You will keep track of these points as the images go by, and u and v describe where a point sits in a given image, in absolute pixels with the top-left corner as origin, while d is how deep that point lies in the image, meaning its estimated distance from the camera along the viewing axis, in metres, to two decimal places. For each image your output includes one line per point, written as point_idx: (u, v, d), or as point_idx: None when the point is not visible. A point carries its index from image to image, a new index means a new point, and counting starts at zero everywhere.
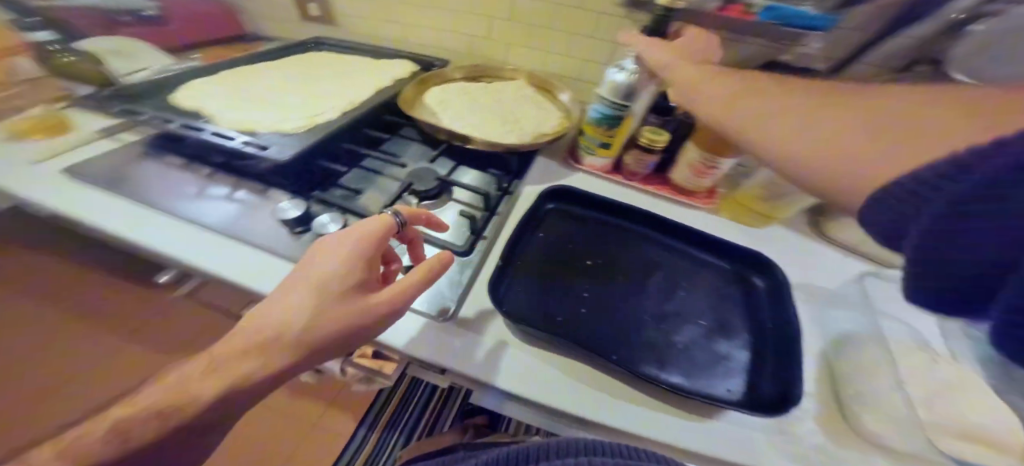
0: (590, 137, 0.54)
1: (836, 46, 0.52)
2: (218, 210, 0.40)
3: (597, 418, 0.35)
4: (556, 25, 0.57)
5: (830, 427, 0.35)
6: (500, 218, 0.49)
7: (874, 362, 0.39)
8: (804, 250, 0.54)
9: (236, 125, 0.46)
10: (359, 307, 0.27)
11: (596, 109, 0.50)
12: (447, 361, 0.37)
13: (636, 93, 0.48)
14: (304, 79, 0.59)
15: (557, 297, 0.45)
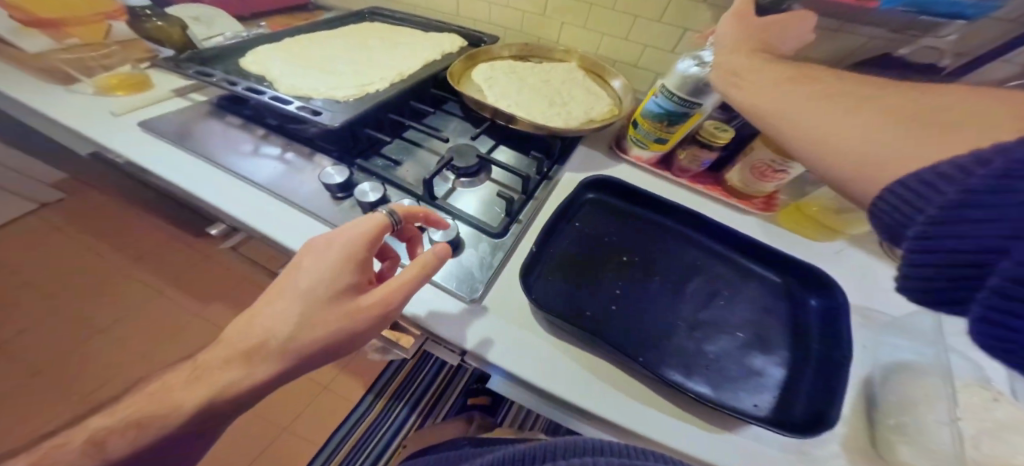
0: (642, 131, 0.50)
1: (971, 38, 0.46)
2: (269, 169, 0.47)
3: (610, 413, 0.37)
4: (619, 6, 0.52)
5: (857, 453, 0.35)
6: (534, 202, 0.49)
7: (927, 394, 0.36)
8: (864, 270, 0.49)
9: (290, 90, 0.52)
10: (347, 311, 0.31)
11: (655, 102, 0.46)
12: (471, 342, 0.39)
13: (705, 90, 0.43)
14: (357, 51, 0.63)
15: (587, 290, 0.44)
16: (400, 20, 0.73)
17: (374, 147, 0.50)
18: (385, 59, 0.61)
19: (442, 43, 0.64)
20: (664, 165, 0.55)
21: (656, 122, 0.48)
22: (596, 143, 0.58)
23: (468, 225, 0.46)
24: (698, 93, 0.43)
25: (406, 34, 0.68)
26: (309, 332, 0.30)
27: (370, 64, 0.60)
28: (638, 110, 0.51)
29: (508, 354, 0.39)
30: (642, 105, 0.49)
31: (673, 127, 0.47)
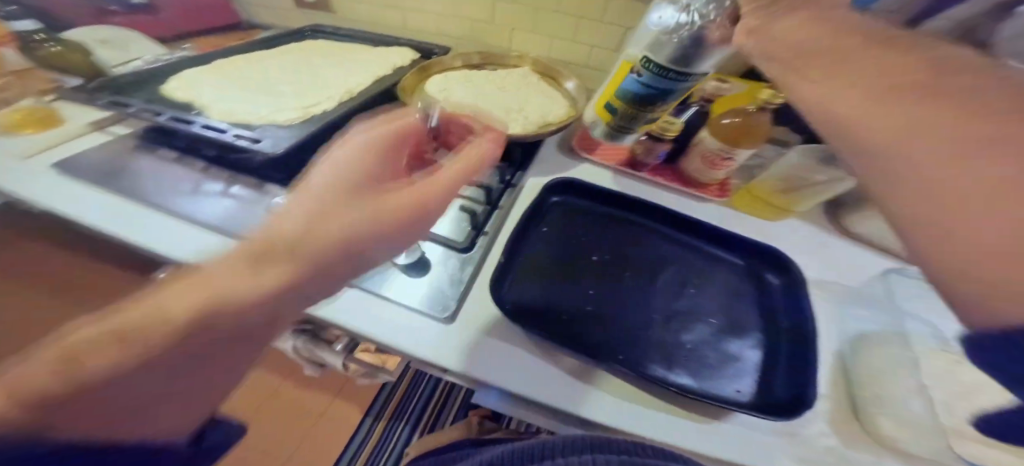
0: (620, 115, 0.46)
1: None
2: (213, 206, 0.44)
3: (601, 418, 0.37)
4: (562, 9, 0.53)
5: (841, 428, 0.37)
6: (500, 211, 0.49)
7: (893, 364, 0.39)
8: (821, 244, 0.52)
9: (224, 116, 0.49)
10: (382, 202, 0.29)
11: (641, 80, 0.41)
12: (448, 362, 0.38)
13: (704, 60, 0.39)
14: (298, 70, 0.61)
15: (563, 293, 0.44)
16: (342, 36, 0.71)
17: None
18: (333, 76, 0.59)
19: (391, 56, 0.62)
20: (624, 160, 0.56)
21: (640, 105, 0.43)
22: (556, 144, 0.58)
23: (434, 243, 0.45)
24: (696, 61, 0.39)
25: (353, 49, 0.66)
26: (325, 225, 0.26)
27: (314, 82, 0.57)
28: (611, 90, 0.45)
29: (490, 371, 0.38)
30: (619, 84, 0.44)
31: (659, 106, 0.43)
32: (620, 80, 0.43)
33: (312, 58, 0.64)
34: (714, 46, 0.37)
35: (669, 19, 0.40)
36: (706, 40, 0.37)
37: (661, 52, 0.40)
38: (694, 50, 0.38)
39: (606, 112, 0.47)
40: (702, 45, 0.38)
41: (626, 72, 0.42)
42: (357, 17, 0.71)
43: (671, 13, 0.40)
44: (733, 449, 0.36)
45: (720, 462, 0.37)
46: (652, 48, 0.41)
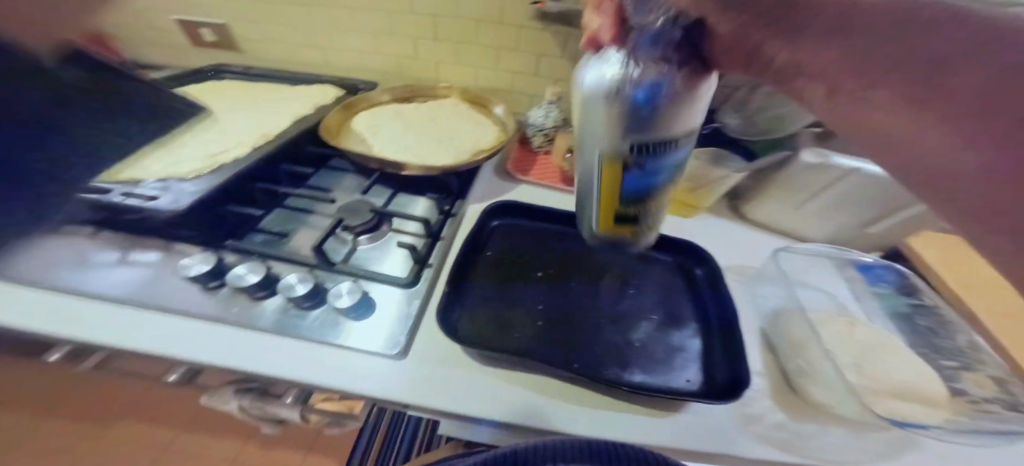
0: (641, 210, 0.32)
1: None
2: (120, 278, 0.43)
3: (569, 430, 0.38)
4: (482, 40, 0.57)
5: (781, 401, 0.43)
6: (442, 243, 0.50)
7: (803, 337, 0.46)
8: (725, 231, 0.60)
9: (119, 177, 0.48)
10: None
11: (651, 168, 0.28)
12: (404, 398, 0.37)
13: (700, 111, 0.26)
14: (214, 120, 0.60)
15: (514, 309, 0.46)
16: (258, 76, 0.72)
17: (251, 223, 0.49)
18: (259, 121, 0.58)
19: (315, 96, 0.64)
20: (556, 177, 0.59)
21: (659, 190, 0.30)
22: (493, 168, 0.60)
23: (378, 283, 0.45)
24: (692, 117, 0.26)
25: (279, 91, 0.66)
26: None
27: (236, 129, 0.57)
28: (611, 194, 0.31)
29: (449, 403, 0.37)
30: (619, 185, 0.29)
31: (676, 179, 0.31)
32: (619, 183, 0.29)
33: (237, 105, 0.63)
34: (699, 87, 0.25)
35: (608, 83, 0.26)
36: (699, 85, 0.25)
37: (646, 135, 0.26)
38: (684, 113, 0.26)
39: (613, 225, 0.33)
40: (697, 96, 0.26)
41: (620, 170, 0.28)
42: (283, 59, 0.72)
43: (609, 73, 0.26)
44: (693, 438, 0.39)
45: (691, 455, 0.39)
46: (627, 130, 0.26)
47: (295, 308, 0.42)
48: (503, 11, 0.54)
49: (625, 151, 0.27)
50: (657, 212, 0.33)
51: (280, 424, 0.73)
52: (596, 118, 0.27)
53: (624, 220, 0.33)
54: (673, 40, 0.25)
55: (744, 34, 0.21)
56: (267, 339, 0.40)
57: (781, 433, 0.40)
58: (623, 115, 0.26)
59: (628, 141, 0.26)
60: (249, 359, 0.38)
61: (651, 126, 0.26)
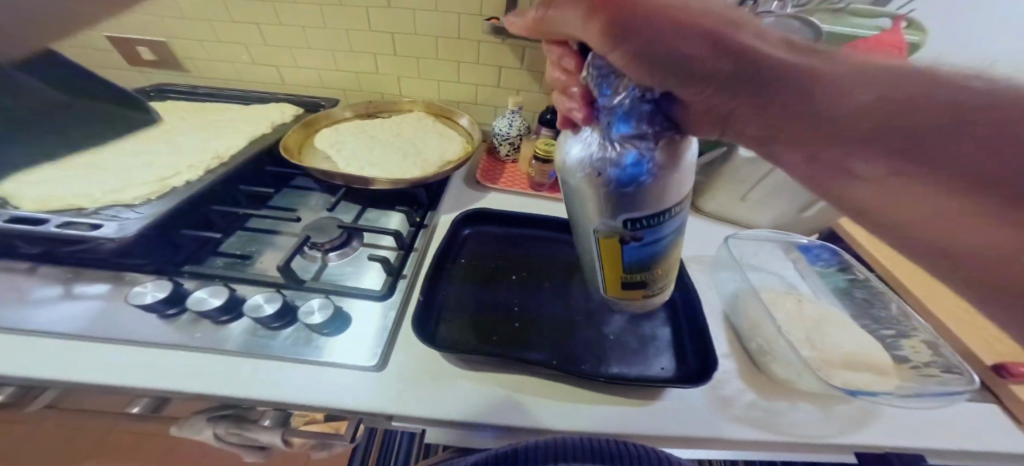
0: (648, 269, 0.38)
1: None
2: (69, 312, 0.42)
3: (553, 425, 0.39)
4: (439, 55, 0.59)
5: (750, 380, 0.46)
6: (416, 254, 0.51)
7: (760, 317, 0.50)
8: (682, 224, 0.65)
9: (63, 207, 0.46)
10: None
11: (648, 236, 0.34)
12: (389, 408, 0.38)
13: (683, 180, 0.32)
14: (166, 142, 0.59)
15: (490, 312, 0.47)
16: (210, 97, 0.70)
17: (211, 246, 0.49)
18: (217, 143, 0.57)
19: (273, 115, 0.64)
20: (524, 183, 0.61)
21: (660, 252, 0.36)
22: (462, 178, 0.62)
23: (352, 297, 0.45)
24: (678, 178, 0.31)
25: (237, 111, 0.65)
26: None
27: (192, 152, 0.56)
28: (615, 261, 0.37)
29: (437, 412, 0.38)
30: (622, 253, 0.36)
31: (675, 236, 0.36)
32: (621, 251, 0.36)
33: (192, 128, 0.62)
34: (679, 154, 0.30)
35: (591, 163, 0.31)
36: (678, 151, 0.30)
37: (635, 211, 0.32)
38: (668, 184, 0.31)
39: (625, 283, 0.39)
40: (677, 165, 0.31)
41: (619, 242, 0.35)
42: (241, 78, 0.71)
43: (587, 152, 0.31)
44: (674, 423, 0.41)
45: (671, 439, 0.41)
46: (618, 209, 0.32)
47: (264, 328, 0.42)
48: (459, 27, 0.56)
49: (621, 225, 0.33)
50: (665, 268, 0.39)
51: (262, 450, 0.72)
52: (587, 197, 0.33)
53: (635, 280, 0.39)
54: (648, 115, 0.28)
55: (714, 101, 0.28)
56: (238, 362, 0.39)
57: (750, 409, 0.43)
58: (610, 194, 0.31)
59: (620, 217, 0.33)
60: (221, 384, 0.37)
61: (638, 202, 0.31)
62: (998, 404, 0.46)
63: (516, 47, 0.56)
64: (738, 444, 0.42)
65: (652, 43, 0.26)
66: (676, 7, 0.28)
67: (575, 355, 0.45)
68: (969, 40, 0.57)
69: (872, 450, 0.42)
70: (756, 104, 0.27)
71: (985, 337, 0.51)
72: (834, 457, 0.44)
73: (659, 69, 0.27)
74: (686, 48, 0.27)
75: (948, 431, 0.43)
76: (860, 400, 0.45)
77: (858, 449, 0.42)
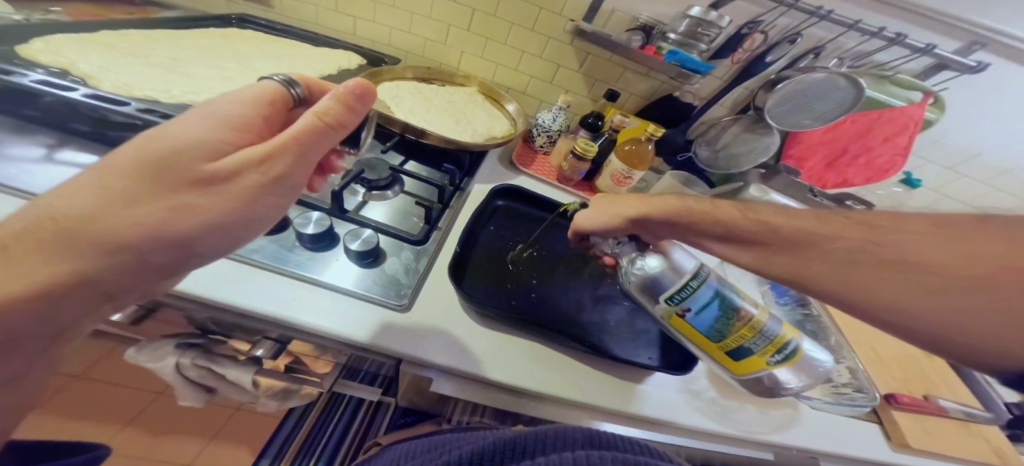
0: (733, 337, 0.38)
1: (703, 88, 0.66)
2: (62, 176, 0.38)
3: (556, 389, 0.44)
4: (508, 42, 0.63)
5: (718, 382, 0.54)
6: (451, 211, 0.54)
7: None
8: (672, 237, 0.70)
9: (110, 85, 0.44)
10: (616, 214, 0.43)
11: (699, 304, 0.38)
12: (414, 349, 0.41)
13: (680, 264, 0.41)
14: (219, 58, 0.57)
15: (513, 281, 0.51)
16: (269, 29, 0.69)
17: None
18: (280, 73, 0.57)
19: (339, 60, 0.63)
20: (553, 174, 0.66)
21: (732, 315, 0.38)
22: (497, 157, 0.66)
23: (388, 236, 0.47)
24: (675, 264, 0.41)
25: (297, 47, 0.65)
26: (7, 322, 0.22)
27: (265, 78, 0.56)
28: (692, 333, 0.40)
29: (452, 358, 0.42)
30: (693, 325, 0.39)
31: (736, 293, 0.39)
32: (693, 325, 0.39)
33: (247, 52, 0.61)
34: (666, 250, 0.42)
35: (628, 279, 0.44)
36: (665, 250, 0.42)
37: (664, 289, 0.40)
38: (668, 269, 0.41)
39: (720, 348, 0.40)
40: (668, 255, 0.42)
41: (680, 316, 0.39)
42: (295, 15, 0.68)
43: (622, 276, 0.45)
44: (653, 404, 0.48)
45: (646, 417, 0.47)
46: (656, 294, 0.41)
47: (300, 246, 0.43)
48: (537, 21, 0.60)
49: (667, 304, 0.39)
50: (761, 332, 0.37)
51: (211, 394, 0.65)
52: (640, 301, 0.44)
53: (729, 349, 0.39)
54: (634, 246, 0.44)
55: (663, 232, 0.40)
56: (265, 275, 0.40)
57: (712, 402, 0.51)
58: (646, 291, 0.42)
59: (660, 298, 0.40)
60: (248, 292, 0.38)
61: (661, 283, 0.40)
62: (876, 421, 0.57)
63: (581, 52, 0.62)
64: (689, 428, 0.49)
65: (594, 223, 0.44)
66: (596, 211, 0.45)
67: (581, 332, 0.50)
68: (968, 129, 0.65)
69: (794, 447, 0.51)
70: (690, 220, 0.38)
71: (887, 375, 0.62)
72: (762, 452, 0.53)
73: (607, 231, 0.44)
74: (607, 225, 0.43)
75: (846, 438, 0.53)
76: (787, 406, 0.54)
77: (777, 445, 0.51)
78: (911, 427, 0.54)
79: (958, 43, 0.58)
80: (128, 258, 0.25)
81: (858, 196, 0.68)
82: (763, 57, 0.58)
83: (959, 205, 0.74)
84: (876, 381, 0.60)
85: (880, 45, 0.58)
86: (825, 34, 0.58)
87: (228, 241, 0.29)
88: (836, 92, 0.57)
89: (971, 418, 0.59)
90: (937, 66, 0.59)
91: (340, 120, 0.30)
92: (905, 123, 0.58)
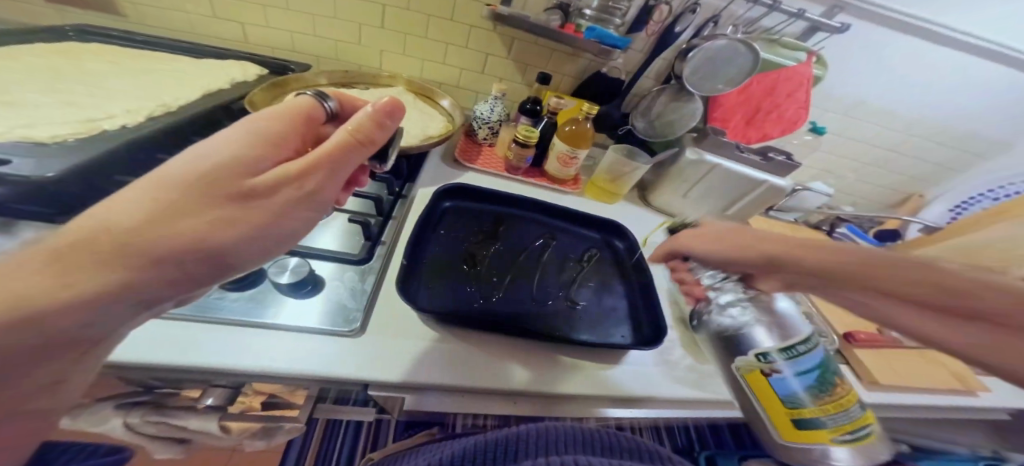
0: (814, 411, 0.34)
1: (630, 62, 0.65)
2: None
3: (529, 387, 0.43)
4: (425, 34, 0.60)
5: (689, 348, 0.55)
6: (394, 222, 0.52)
7: None
8: (633, 210, 0.69)
9: None
10: (751, 244, 0.36)
11: (795, 367, 0.35)
12: (369, 374, 0.38)
13: (784, 322, 0.37)
14: (82, 81, 0.50)
15: (470, 283, 0.49)
16: (143, 43, 0.61)
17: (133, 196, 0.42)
18: (156, 91, 0.50)
19: (231, 73, 0.57)
20: (500, 165, 0.64)
21: (826, 390, 0.34)
22: (440, 156, 0.64)
23: (327, 260, 0.45)
24: (785, 323, 0.37)
25: (182, 62, 0.58)
26: None
27: (123, 98, 0.48)
28: (773, 402, 0.36)
29: (411, 375, 0.40)
30: (776, 389, 0.35)
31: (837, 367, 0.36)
32: (775, 388, 0.36)
33: (116, 72, 0.53)
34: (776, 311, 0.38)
35: (718, 321, 0.40)
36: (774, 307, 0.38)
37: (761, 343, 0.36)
38: (767, 322, 0.37)
39: (789, 419, 0.35)
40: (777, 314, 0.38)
41: (764, 375, 0.36)
42: (183, 27, 0.63)
43: (713, 319, 0.41)
44: (630, 385, 0.47)
45: (628, 397, 0.47)
46: (744, 345, 0.37)
47: (219, 289, 0.40)
48: (451, 8, 0.57)
49: (756, 359, 0.36)
50: (843, 410, 0.34)
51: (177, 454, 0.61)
52: (716, 350, 0.41)
53: (800, 424, 0.35)
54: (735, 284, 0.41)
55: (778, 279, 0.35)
56: (190, 327, 0.37)
57: (686, 368, 0.52)
58: (733, 342, 0.38)
59: (750, 350, 0.36)
60: (166, 348, 0.35)
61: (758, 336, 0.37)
62: (843, 363, 0.60)
63: (505, 36, 0.59)
64: (672, 400, 0.49)
65: (715, 250, 0.39)
66: (725, 244, 0.38)
67: (549, 324, 0.48)
68: (856, 82, 0.68)
69: None
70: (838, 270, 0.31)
71: (842, 315, 0.65)
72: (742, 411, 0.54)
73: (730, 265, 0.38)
74: (722, 253, 0.38)
75: None
76: None
77: None
78: (865, 361, 0.58)
79: (822, 6, 0.60)
80: (154, 275, 0.21)
81: (778, 148, 0.64)
82: (672, 29, 0.58)
83: (876, 149, 0.77)
84: (834, 324, 0.63)
85: (763, 12, 0.59)
86: (719, 2, 0.58)
87: (264, 253, 0.26)
88: (739, 57, 0.58)
89: (925, 346, 0.63)
90: (812, 29, 0.61)
91: (370, 135, 0.30)
92: (799, 81, 0.60)
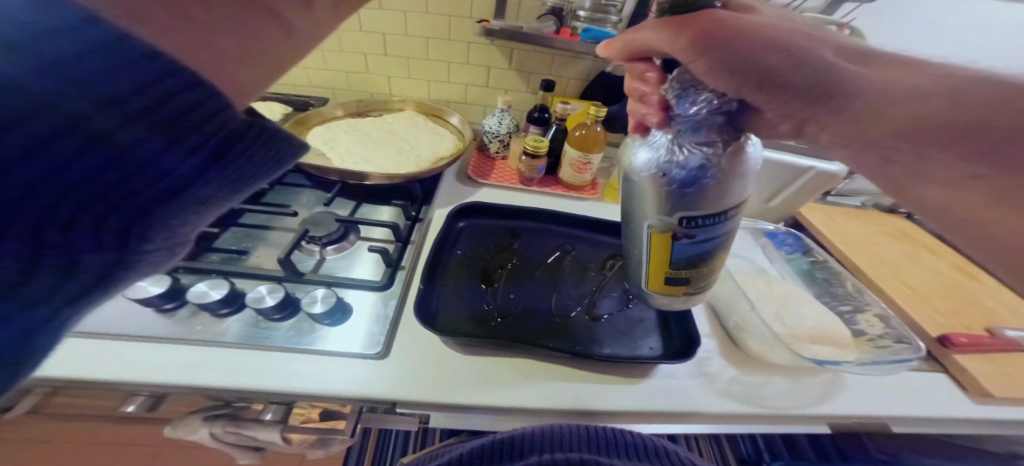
0: (689, 270, 0.35)
1: None
2: None
3: (548, 405, 0.41)
4: (425, 56, 0.63)
5: (738, 359, 0.49)
6: (413, 246, 0.54)
7: (736, 299, 0.53)
8: None
9: None
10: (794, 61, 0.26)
11: (700, 236, 0.32)
12: (393, 394, 0.39)
13: (742, 181, 0.31)
14: None
15: (486, 299, 0.49)
16: None
17: (205, 243, 0.50)
18: None
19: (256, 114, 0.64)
20: (515, 178, 0.64)
21: (705, 259, 0.35)
22: (454, 174, 0.65)
23: (354, 288, 0.48)
24: (733, 185, 0.30)
25: None
26: None
27: None
28: (663, 259, 0.35)
29: (432, 395, 0.40)
30: (672, 251, 0.34)
31: (726, 244, 0.35)
32: (670, 250, 0.34)
33: None
34: (737, 167, 0.30)
35: (659, 163, 0.31)
36: (740, 155, 0.30)
37: (691, 208, 0.31)
38: (703, 184, 0.30)
39: (662, 274, 0.36)
40: (736, 172, 0.30)
41: (671, 239, 0.33)
42: None
43: (655, 157, 0.31)
44: (667, 401, 0.43)
45: (665, 416, 0.43)
46: (676, 205, 0.31)
47: (265, 320, 0.44)
48: (448, 28, 0.60)
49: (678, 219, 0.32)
50: (709, 271, 0.36)
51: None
52: (646, 196, 0.33)
53: (674, 282, 0.37)
54: (717, 127, 0.29)
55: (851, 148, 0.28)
56: (240, 355, 0.40)
57: (734, 386, 0.46)
58: (671, 194, 0.31)
59: (676, 213, 0.31)
60: (219, 375, 0.38)
61: (694, 200, 0.30)
62: (941, 371, 0.50)
63: (503, 48, 0.61)
64: (720, 417, 0.44)
65: (734, 54, 0.26)
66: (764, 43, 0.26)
67: (569, 338, 0.46)
68: None
69: (843, 419, 0.45)
70: (833, 117, 0.27)
71: (932, 313, 0.55)
72: (810, 427, 0.47)
73: (737, 78, 0.27)
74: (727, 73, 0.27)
75: (904, 399, 0.46)
76: (825, 373, 0.49)
77: (823, 418, 0.45)
78: (968, 369, 0.48)
79: None
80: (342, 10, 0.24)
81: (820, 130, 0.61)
82: None
83: None
84: (921, 325, 0.53)
85: None
86: None
87: None
88: None
89: None
90: None
91: None
92: None
